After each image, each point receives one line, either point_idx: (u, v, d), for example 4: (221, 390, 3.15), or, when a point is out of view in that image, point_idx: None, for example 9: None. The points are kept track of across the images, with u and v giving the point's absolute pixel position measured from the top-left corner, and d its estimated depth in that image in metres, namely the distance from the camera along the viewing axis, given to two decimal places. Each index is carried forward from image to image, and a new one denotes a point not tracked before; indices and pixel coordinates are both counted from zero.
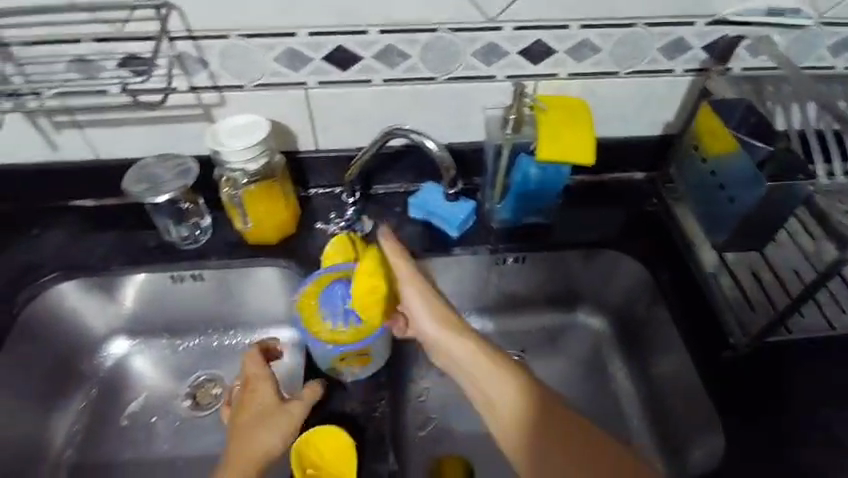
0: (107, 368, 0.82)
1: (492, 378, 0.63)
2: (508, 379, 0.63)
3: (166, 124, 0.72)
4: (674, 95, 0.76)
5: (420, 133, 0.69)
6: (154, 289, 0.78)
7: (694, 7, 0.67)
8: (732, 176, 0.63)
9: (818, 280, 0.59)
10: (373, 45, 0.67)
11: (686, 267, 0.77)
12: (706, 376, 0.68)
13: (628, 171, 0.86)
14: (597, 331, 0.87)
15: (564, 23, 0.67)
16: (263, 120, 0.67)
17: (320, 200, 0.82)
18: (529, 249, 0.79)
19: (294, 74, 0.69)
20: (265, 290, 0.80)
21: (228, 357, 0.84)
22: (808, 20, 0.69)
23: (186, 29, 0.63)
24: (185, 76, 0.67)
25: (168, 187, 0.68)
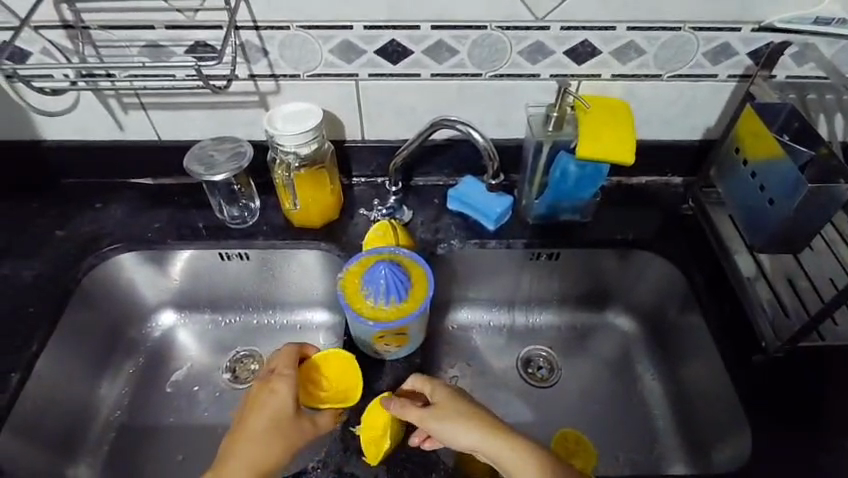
0: (155, 337, 0.87)
1: (508, 457, 0.56)
2: (526, 456, 0.56)
3: (225, 109, 0.77)
4: (716, 100, 0.77)
5: (467, 124, 0.71)
6: (202, 265, 0.83)
7: (741, 13, 0.68)
8: (773, 177, 0.63)
9: None
10: (425, 40, 0.70)
11: (721, 271, 0.77)
12: (735, 378, 0.68)
13: (666, 174, 0.87)
14: (626, 331, 0.88)
15: (611, 25, 0.69)
16: (317, 109, 0.70)
17: (362, 189, 0.85)
18: (563, 246, 0.81)
19: (347, 66, 0.72)
20: (306, 272, 0.83)
21: (267, 335, 0.88)
22: None
23: (251, 20, 0.67)
24: (246, 64, 0.72)
25: (224, 168, 0.72)
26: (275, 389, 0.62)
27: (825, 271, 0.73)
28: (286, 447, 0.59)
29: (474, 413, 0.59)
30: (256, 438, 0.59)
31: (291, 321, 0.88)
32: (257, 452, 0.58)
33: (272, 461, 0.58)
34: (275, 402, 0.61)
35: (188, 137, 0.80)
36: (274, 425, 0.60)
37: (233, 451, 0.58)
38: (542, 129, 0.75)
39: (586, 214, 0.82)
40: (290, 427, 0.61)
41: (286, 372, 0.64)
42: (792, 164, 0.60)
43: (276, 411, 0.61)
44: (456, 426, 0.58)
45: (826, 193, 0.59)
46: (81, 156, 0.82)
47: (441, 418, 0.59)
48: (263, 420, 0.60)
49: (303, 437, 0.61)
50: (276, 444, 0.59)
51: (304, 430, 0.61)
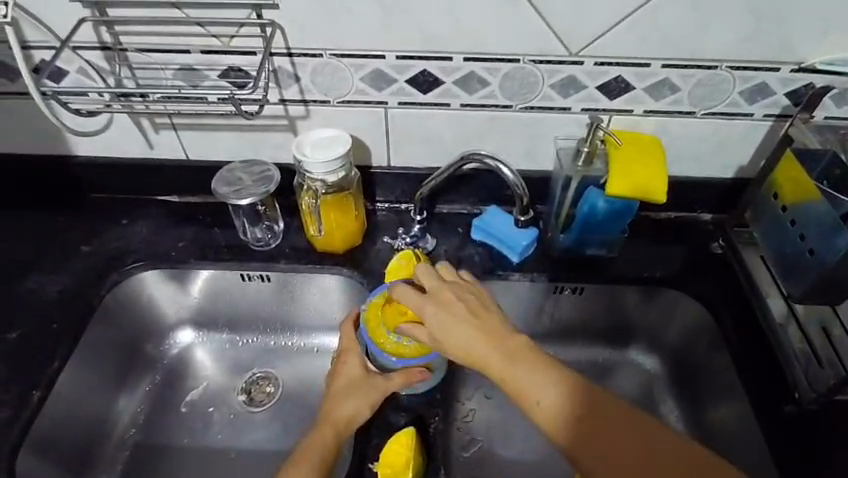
0: (173, 354, 0.87)
1: (537, 377, 0.53)
2: (560, 381, 0.53)
3: (253, 131, 0.77)
4: (750, 138, 0.76)
5: (497, 159, 0.70)
6: (223, 285, 0.83)
7: (781, 53, 0.67)
8: (814, 226, 0.61)
9: None
10: (457, 71, 0.70)
11: (751, 314, 0.75)
12: (766, 429, 0.65)
13: (695, 211, 0.85)
14: (649, 371, 0.86)
15: (646, 62, 0.68)
16: (346, 136, 0.70)
17: (386, 215, 0.85)
18: (587, 281, 0.80)
19: (378, 94, 0.72)
20: (327, 296, 0.83)
21: (283, 357, 0.87)
22: None
23: (286, 47, 0.68)
24: (277, 89, 0.72)
25: (250, 191, 0.72)
26: (346, 361, 0.66)
27: None
28: (368, 402, 0.62)
29: (508, 330, 0.57)
30: (338, 398, 0.63)
31: (309, 344, 0.88)
32: (345, 405, 0.62)
33: (356, 414, 0.61)
34: (349, 369, 0.65)
35: (215, 158, 0.81)
36: (353, 387, 0.63)
37: (323, 414, 0.63)
38: (572, 164, 0.74)
39: (613, 250, 0.80)
40: (364, 386, 0.63)
41: (354, 343, 0.67)
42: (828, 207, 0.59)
43: (351, 377, 0.64)
44: (482, 333, 0.56)
45: None
46: (110, 173, 0.83)
47: (470, 319, 0.58)
48: (341, 383, 0.64)
49: (380, 391, 0.62)
50: (356, 398, 0.62)
51: (380, 386, 0.63)
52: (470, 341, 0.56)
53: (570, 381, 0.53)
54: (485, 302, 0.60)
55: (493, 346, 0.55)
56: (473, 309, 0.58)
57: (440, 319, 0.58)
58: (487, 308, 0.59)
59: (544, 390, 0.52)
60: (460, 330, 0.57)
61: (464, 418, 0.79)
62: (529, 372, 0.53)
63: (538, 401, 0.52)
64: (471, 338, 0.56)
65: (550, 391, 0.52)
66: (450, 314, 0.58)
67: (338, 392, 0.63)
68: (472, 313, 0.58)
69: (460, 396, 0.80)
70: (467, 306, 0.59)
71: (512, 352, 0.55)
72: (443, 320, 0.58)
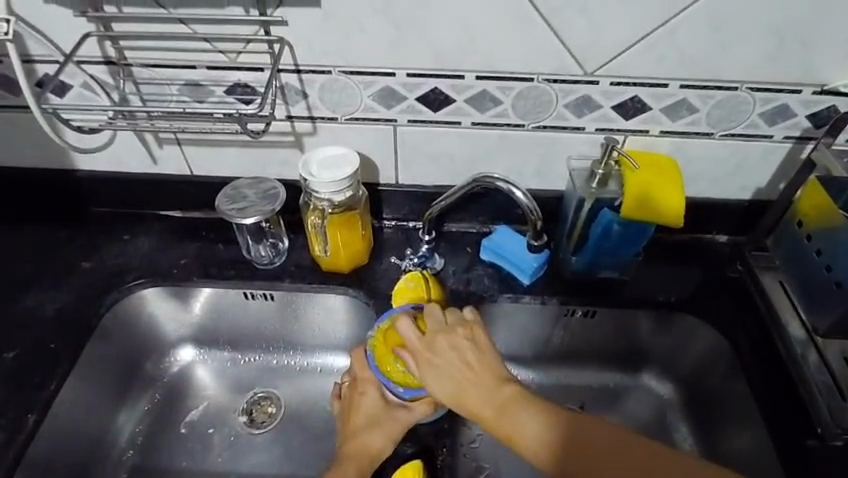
0: (173, 372, 0.85)
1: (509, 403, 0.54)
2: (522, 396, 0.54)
3: (259, 147, 0.75)
4: (769, 160, 0.73)
5: (510, 181, 0.68)
6: (226, 304, 0.81)
7: (803, 75, 0.65)
8: (841, 256, 0.59)
9: None
10: (468, 90, 0.68)
11: (771, 342, 0.72)
12: (787, 466, 0.63)
13: (711, 232, 0.83)
14: (661, 396, 0.83)
15: (663, 82, 0.66)
16: (353, 155, 0.68)
17: (393, 233, 0.83)
18: (600, 304, 0.77)
19: (387, 111, 0.70)
20: (331, 316, 0.81)
21: (287, 376, 0.86)
22: None
23: (294, 63, 0.66)
24: (284, 106, 0.71)
25: (256, 210, 0.70)
26: (363, 391, 0.64)
27: None
28: (389, 436, 0.60)
29: (500, 375, 0.56)
30: (360, 434, 0.61)
31: (312, 364, 0.86)
32: (369, 441, 0.60)
33: (379, 451, 0.59)
34: (366, 401, 0.63)
35: (220, 173, 0.79)
36: (372, 420, 0.61)
37: (344, 450, 0.60)
38: (585, 184, 0.71)
39: (626, 272, 0.78)
40: (385, 419, 0.61)
41: (368, 373, 0.65)
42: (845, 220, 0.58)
43: (369, 409, 0.62)
44: (472, 378, 0.56)
45: None
46: (113, 187, 0.81)
47: (459, 364, 0.57)
48: (361, 418, 0.62)
49: (401, 424, 0.60)
50: (378, 434, 0.60)
51: (400, 418, 0.60)
52: (460, 388, 0.56)
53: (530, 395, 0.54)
54: (475, 343, 0.58)
55: (484, 392, 0.54)
56: (463, 352, 0.57)
57: (429, 363, 0.58)
58: (480, 351, 0.57)
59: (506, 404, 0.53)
60: (448, 375, 0.56)
61: (471, 444, 0.77)
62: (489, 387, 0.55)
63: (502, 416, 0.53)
64: (460, 384, 0.56)
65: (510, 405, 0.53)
66: (439, 359, 0.58)
67: (359, 429, 0.61)
68: (461, 357, 0.57)
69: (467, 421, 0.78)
70: (457, 350, 0.58)
71: (502, 397, 0.54)
72: (431, 364, 0.58)
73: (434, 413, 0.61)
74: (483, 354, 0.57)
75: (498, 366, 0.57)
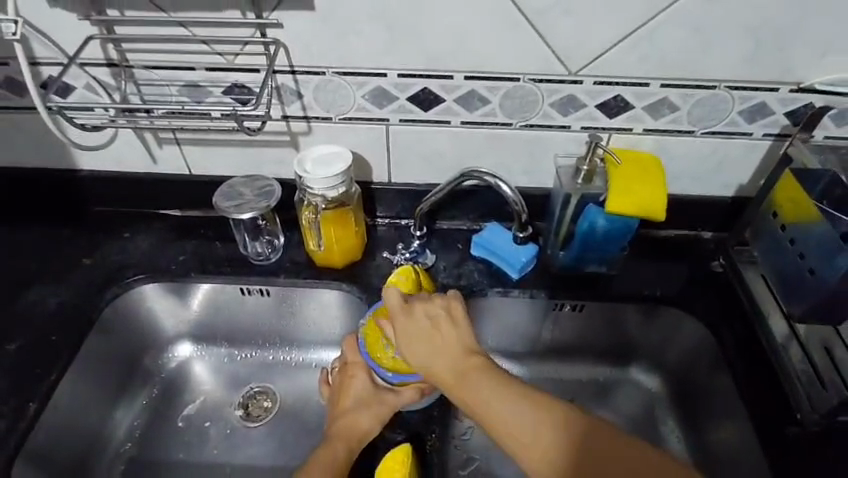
0: (170, 368, 0.87)
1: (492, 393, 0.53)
2: (553, 418, 0.51)
3: (256, 147, 0.78)
4: (750, 157, 0.76)
5: (497, 176, 0.70)
6: (223, 299, 0.83)
7: (779, 74, 0.67)
8: (812, 244, 0.61)
9: None
10: (457, 89, 0.71)
11: (754, 335, 0.74)
12: (768, 450, 0.64)
13: (696, 229, 0.85)
14: (649, 390, 0.85)
15: (645, 81, 0.69)
16: (346, 152, 0.71)
17: (386, 230, 0.85)
18: (587, 299, 0.79)
19: (379, 110, 0.73)
20: (326, 312, 0.83)
21: (283, 372, 0.87)
22: None
23: (289, 65, 0.69)
24: (280, 106, 0.73)
25: (252, 205, 0.72)
26: (353, 375, 0.65)
27: None
28: (377, 417, 0.61)
29: (469, 347, 0.57)
30: (348, 415, 0.62)
31: (307, 359, 0.88)
32: (357, 422, 0.61)
33: (366, 431, 0.61)
34: (356, 384, 0.64)
35: (218, 172, 0.82)
36: (362, 403, 0.63)
37: (333, 431, 0.62)
38: (571, 180, 0.74)
39: (612, 266, 0.80)
40: (374, 402, 0.62)
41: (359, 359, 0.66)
42: (826, 225, 0.59)
43: (359, 392, 0.64)
44: (443, 349, 0.57)
45: None
46: (114, 186, 0.84)
47: (431, 334, 0.58)
48: (350, 400, 0.64)
49: (389, 407, 0.62)
50: (366, 414, 0.61)
51: (389, 401, 0.62)
52: (431, 360, 0.57)
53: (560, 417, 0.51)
54: (451, 317, 0.59)
55: (454, 362, 0.56)
56: (437, 325, 0.59)
57: (404, 335, 0.59)
58: (453, 325, 0.59)
59: (533, 430, 0.51)
60: (420, 346, 0.58)
61: (462, 436, 0.78)
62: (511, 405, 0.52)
63: (525, 437, 0.51)
64: (433, 357, 0.57)
65: (534, 426, 0.51)
66: (413, 329, 0.59)
67: (348, 410, 0.63)
68: (437, 325, 0.59)
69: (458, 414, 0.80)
70: (432, 320, 0.60)
71: (473, 372, 0.55)
72: (406, 335, 0.59)
73: (422, 398, 0.63)
74: (456, 327, 0.59)
75: (468, 338, 0.58)
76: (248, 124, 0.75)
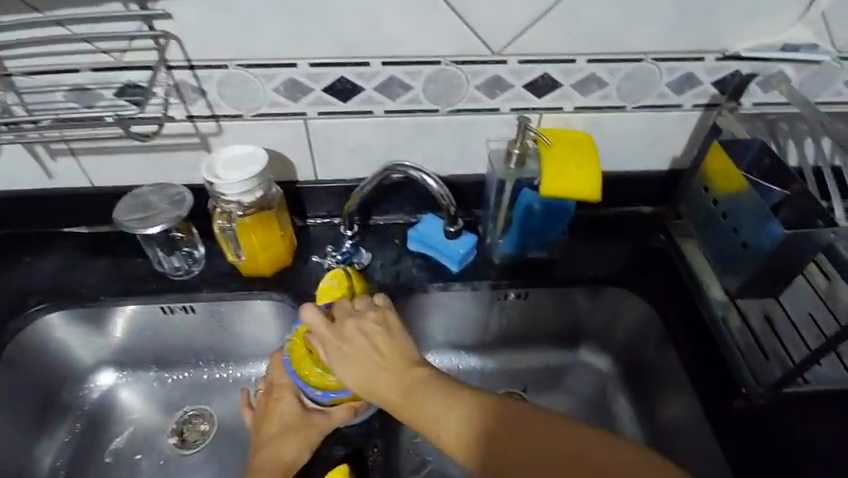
0: (94, 399, 0.80)
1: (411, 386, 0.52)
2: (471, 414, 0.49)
3: (163, 151, 0.71)
4: (682, 128, 0.74)
5: (421, 169, 0.65)
6: (145, 321, 0.76)
7: (704, 42, 0.65)
8: (744, 219, 0.59)
9: None
10: (375, 76, 0.66)
11: (695, 309, 0.73)
12: (716, 428, 0.63)
13: (635, 205, 0.84)
14: (601, 371, 0.84)
15: (571, 58, 0.66)
16: (259, 152, 0.65)
17: (318, 231, 0.80)
18: (532, 285, 0.77)
19: (294, 104, 0.67)
20: (259, 323, 0.77)
21: (218, 391, 0.81)
22: (826, 55, 0.67)
23: (186, 59, 0.62)
24: (182, 105, 0.66)
25: (162, 217, 0.66)
26: (279, 397, 0.62)
27: (802, 308, 0.69)
28: (305, 442, 0.57)
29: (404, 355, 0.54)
30: (274, 443, 0.58)
31: (245, 374, 0.82)
32: (283, 450, 0.57)
33: (295, 459, 0.56)
34: (282, 406, 0.61)
35: (125, 183, 0.75)
36: (288, 427, 0.59)
37: (259, 458, 0.58)
38: (504, 166, 0.70)
39: (554, 251, 0.78)
40: (301, 425, 0.59)
41: (284, 379, 0.63)
42: (760, 201, 0.56)
43: (285, 415, 0.60)
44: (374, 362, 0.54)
45: (801, 235, 0.55)
46: (7, 207, 0.75)
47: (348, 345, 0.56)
48: (276, 425, 0.60)
49: (319, 429, 0.58)
50: (293, 441, 0.57)
51: (318, 423, 0.58)
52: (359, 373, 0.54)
53: (477, 395, 0.50)
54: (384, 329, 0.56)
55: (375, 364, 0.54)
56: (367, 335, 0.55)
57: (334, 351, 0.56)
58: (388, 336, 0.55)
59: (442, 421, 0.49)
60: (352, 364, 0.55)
61: (413, 439, 0.74)
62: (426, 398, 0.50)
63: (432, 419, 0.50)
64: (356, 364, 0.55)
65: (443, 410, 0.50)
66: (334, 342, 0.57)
67: (274, 437, 0.58)
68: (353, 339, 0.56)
69: None
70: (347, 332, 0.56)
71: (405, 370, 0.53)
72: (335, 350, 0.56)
73: (355, 417, 0.59)
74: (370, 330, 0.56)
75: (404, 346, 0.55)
76: (141, 129, 0.68)
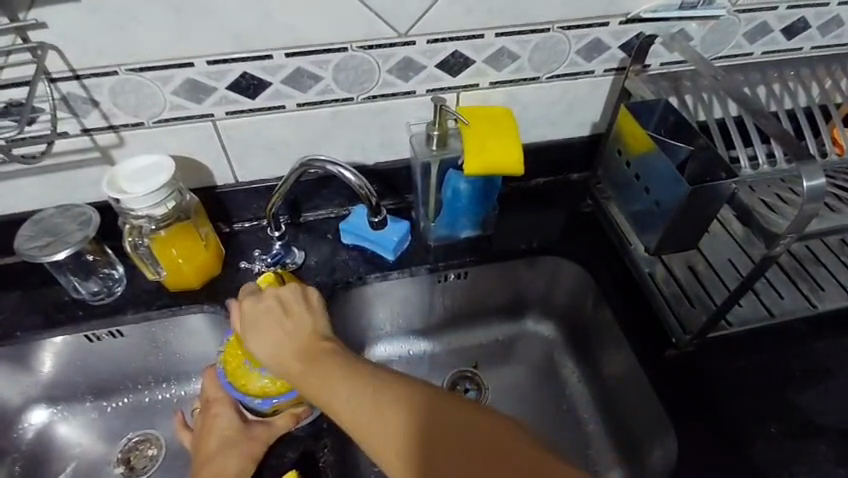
0: (28, 440, 0.75)
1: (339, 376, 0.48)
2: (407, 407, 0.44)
3: (64, 170, 0.66)
4: (597, 93, 0.76)
5: (337, 162, 0.63)
6: (70, 352, 0.72)
7: (608, 7, 0.66)
8: (655, 179, 0.61)
9: (762, 266, 0.57)
10: (281, 70, 0.63)
11: (625, 269, 0.76)
12: (653, 379, 0.66)
13: (562, 173, 0.85)
14: (547, 337, 0.86)
15: (478, 33, 0.65)
16: (167, 161, 0.61)
17: (246, 235, 0.77)
18: (470, 264, 0.77)
19: (198, 106, 0.64)
20: (196, 338, 0.74)
21: (164, 412, 0.78)
22: (722, 10, 0.69)
23: (69, 69, 0.58)
24: (75, 119, 0.62)
25: (69, 242, 0.62)
26: (216, 412, 0.60)
27: (722, 255, 0.73)
28: (248, 456, 0.56)
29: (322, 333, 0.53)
30: (215, 459, 0.56)
31: (189, 391, 0.79)
32: (223, 465, 0.55)
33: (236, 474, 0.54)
34: (222, 420, 0.59)
35: (24, 209, 0.69)
36: (228, 441, 0.57)
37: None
38: (426, 148, 0.69)
39: (487, 228, 0.79)
40: (241, 438, 0.57)
41: (221, 393, 0.61)
42: (667, 161, 0.58)
43: (225, 429, 0.58)
44: (290, 336, 0.52)
45: (710, 189, 0.56)
46: None
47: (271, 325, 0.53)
48: (215, 440, 0.58)
49: (261, 441, 0.57)
50: (234, 455, 0.55)
51: (260, 434, 0.57)
52: (281, 351, 0.52)
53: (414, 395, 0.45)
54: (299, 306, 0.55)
55: (301, 354, 0.51)
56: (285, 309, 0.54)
57: (252, 326, 0.54)
58: (308, 321, 0.53)
59: (368, 413, 0.45)
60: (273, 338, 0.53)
61: None
62: (354, 388, 0.46)
63: (359, 409, 0.45)
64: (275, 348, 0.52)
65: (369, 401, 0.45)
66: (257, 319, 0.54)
67: (214, 452, 0.57)
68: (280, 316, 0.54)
69: None
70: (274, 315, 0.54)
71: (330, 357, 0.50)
72: (252, 323, 0.54)
73: (298, 423, 0.59)
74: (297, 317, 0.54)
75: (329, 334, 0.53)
76: (29, 148, 0.63)
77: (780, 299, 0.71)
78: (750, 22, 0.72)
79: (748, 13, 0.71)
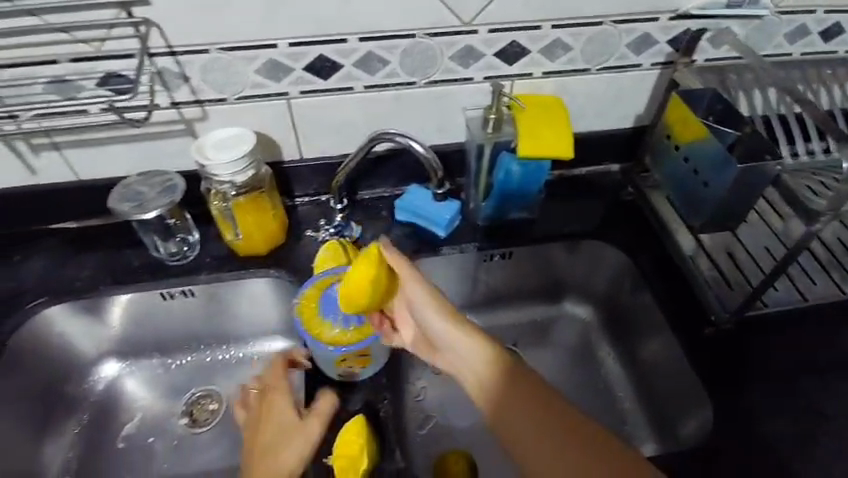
0: (99, 390, 0.81)
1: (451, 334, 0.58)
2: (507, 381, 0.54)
3: (150, 140, 0.72)
4: (643, 86, 0.80)
5: (406, 135, 0.69)
6: (144, 308, 0.78)
7: (659, 2, 0.70)
8: (704, 161, 0.65)
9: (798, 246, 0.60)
10: (353, 53, 0.68)
11: (667, 254, 0.79)
12: (690, 354, 0.70)
13: (604, 163, 0.89)
14: (584, 320, 0.90)
15: (536, 24, 0.70)
16: (248, 133, 0.67)
17: (306, 209, 0.83)
18: (516, 245, 0.82)
19: (276, 85, 0.69)
20: (258, 303, 0.80)
21: (223, 371, 0.84)
22: (766, 10, 0.73)
23: (166, 45, 0.63)
24: (166, 92, 0.68)
25: (154, 205, 0.68)
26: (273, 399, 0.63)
27: (759, 243, 0.78)
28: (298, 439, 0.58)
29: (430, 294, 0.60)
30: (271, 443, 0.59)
31: (247, 354, 0.85)
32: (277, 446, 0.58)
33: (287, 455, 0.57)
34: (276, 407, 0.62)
35: (110, 174, 0.76)
36: (281, 426, 0.60)
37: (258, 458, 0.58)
38: (482, 131, 0.74)
39: (533, 210, 0.83)
40: (292, 424, 0.60)
41: (279, 382, 0.64)
42: (717, 143, 0.63)
43: (279, 414, 0.61)
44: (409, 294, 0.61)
45: (755, 171, 0.61)
46: None
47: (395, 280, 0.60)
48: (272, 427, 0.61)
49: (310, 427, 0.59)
50: (285, 437, 0.59)
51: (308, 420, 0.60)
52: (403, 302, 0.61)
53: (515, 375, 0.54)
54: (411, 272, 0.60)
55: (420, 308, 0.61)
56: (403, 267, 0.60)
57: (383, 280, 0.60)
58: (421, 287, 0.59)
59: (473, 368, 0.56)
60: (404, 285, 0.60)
61: (416, 397, 0.80)
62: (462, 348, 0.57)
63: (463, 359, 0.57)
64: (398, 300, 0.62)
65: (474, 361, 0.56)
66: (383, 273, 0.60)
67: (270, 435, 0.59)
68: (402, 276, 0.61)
69: (411, 377, 0.80)
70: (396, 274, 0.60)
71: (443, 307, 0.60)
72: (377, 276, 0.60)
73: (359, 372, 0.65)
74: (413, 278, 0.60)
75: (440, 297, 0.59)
76: (131, 115, 0.69)
77: (813, 285, 0.75)
78: (793, 22, 0.75)
79: (793, 14, 0.74)
